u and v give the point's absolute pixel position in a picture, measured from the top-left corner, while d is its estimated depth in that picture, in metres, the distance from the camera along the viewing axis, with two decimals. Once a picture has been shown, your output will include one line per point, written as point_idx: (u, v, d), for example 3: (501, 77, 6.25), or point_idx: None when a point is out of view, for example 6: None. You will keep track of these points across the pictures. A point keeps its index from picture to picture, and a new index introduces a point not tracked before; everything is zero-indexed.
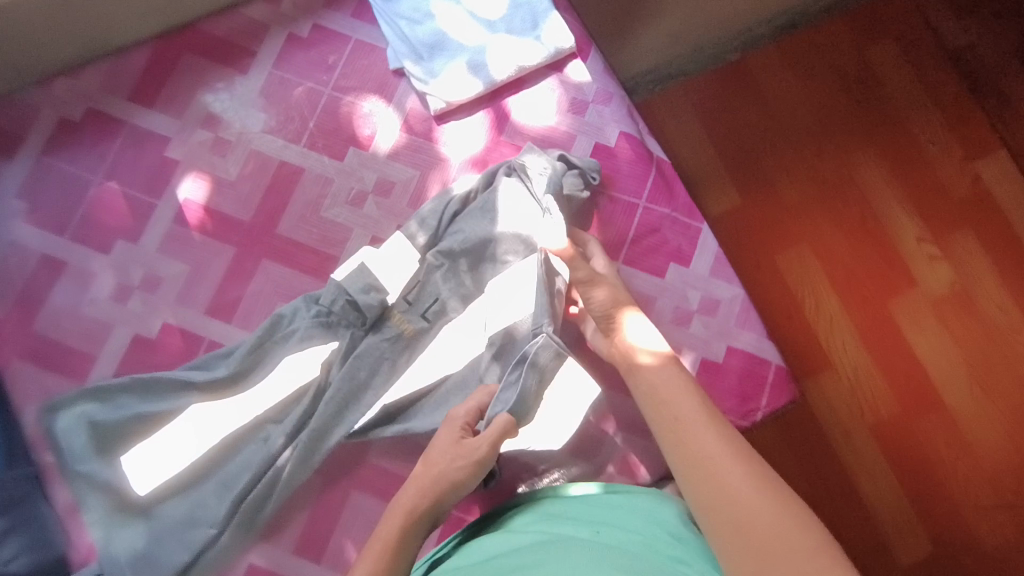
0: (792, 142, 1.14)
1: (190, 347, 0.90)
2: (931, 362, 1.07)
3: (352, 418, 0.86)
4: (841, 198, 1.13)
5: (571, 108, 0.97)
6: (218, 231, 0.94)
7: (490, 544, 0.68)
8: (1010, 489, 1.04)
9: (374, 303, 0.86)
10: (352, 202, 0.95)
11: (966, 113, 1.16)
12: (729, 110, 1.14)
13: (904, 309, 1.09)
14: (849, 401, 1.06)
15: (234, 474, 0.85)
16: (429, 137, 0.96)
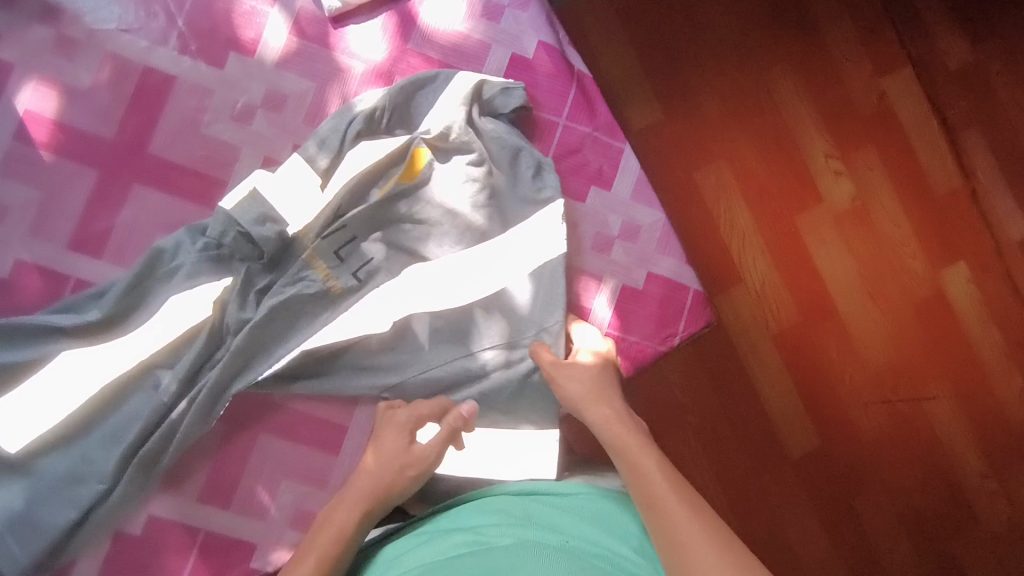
0: (712, 51, 1.10)
1: (54, 287, 0.79)
2: (831, 274, 1.11)
3: (258, 368, 0.79)
4: (757, 112, 1.11)
5: (484, 13, 0.87)
6: (73, 150, 0.80)
7: (435, 548, 0.64)
8: (890, 389, 1.12)
9: (270, 236, 0.77)
10: (237, 118, 0.83)
11: (879, 26, 1.14)
12: (649, 15, 1.09)
13: (810, 223, 1.12)
14: (755, 312, 1.09)
15: (121, 427, 0.78)
16: (324, 41, 0.84)
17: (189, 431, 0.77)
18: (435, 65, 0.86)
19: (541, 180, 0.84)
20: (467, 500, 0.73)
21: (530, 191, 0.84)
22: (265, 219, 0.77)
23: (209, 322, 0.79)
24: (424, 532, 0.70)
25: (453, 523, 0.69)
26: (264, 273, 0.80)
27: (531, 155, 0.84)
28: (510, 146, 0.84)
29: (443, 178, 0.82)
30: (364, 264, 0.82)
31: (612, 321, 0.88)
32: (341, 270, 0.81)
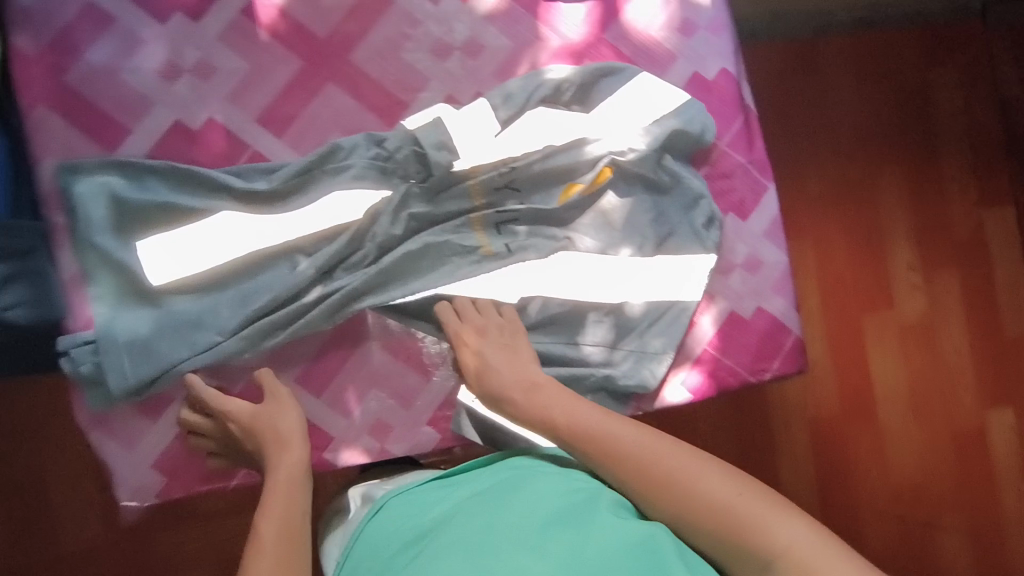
0: (839, 141, 1.34)
1: (232, 151, 0.85)
2: (881, 381, 1.31)
3: (395, 296, 0.85)
4: (858, 208, 1.33)
5: (680, 27, 0.93)
6: (287, 37, 0.87)
7: (476, 493, 0.70)
8: (906, 497, 1.29)
9: (442, 163, 0.83)
10: (435, 53, 0.89)
11: (989, 160, 1.38)
12: (794, 91, 1.32)
13: (876, 331, 1.32)
14: (805, 396, 1.28)
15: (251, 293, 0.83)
16: (533, 9, 0.90)
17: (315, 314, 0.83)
18: (624, 60, 0.91)
19: (710, 231, 0.91)
20: (512, 454, 0.77)
21: (694, 233, 0.90)
22: (440, 147, 0.83)
23: (358, 224, 0.84)
24: (465, 476, 0.74)
25: (495, 471, 0.73)
26: (418, 197, 0.86)
27: (711, 208, 0.90)
28: (692, 191, 0.90)
29: (622, 207, 0.89)
30: (510, 216, 0.87)
31: (712, 339, 0.92)
32: (488, 214, 0.86)
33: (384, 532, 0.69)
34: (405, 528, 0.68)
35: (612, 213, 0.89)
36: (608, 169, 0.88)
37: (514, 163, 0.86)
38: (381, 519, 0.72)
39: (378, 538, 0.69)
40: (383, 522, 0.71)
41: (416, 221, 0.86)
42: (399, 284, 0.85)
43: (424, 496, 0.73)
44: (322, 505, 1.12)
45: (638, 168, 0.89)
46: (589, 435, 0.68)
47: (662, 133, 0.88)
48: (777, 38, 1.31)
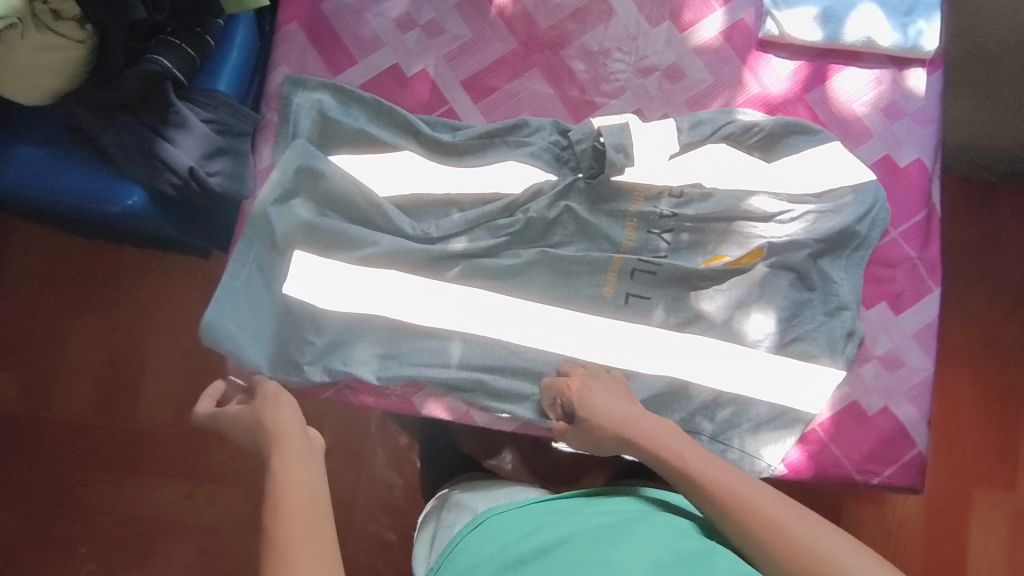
0: (997, 292, 1.25)
1: (431, 103, 0.93)
2: (976, 553, 1.18)
3: (523, 277, 0.89)
4: (1005, 366, 1.23)
5: (885, 109, 0.92)
6: (513, 20, 0.94)
7: (580, 523, 0.65)
8: None
9: (615, 163, 0.86)
10: (638, 69, 0.93)
11: None
12: (956, 224, 1.27)
13: (987, 500, 1.20)
14: (882, 535, 1.18)
15: (394, 279, 0.88)
16: (743, 55, 0.93)
17: (444, 312, 0.88)
18: (818, 123, 0.91)
19: (843, 347, 0.86)
20: (630, 498, 0.70)
21: (829, 340, 0.86)
22: (617, 146, 0.86)
23: (513, 197, 0.89)
24: (573, 508, 0.69)
25: (609, 509, 0.68)
26: (579, 192, 0.89)
27: (852, 325, 0.86)
28: (835, 302, 0.87)
29: (763, 291, 0.87)
30: (647, 269, 0.87)
31: (823, 421, 0.87)
32: (629, 259, 0.87)
33: (479, 553, 0.65)
34: (507, 547, 0.64)
35: (759, 280, 0.87)
36: (758, 251, 0.87)
37: (678, 211, 0.88)
38: (479, 533, 0.69)
39: (473, 554, 0.66)
40: (482, 540, 0.68)
41: (566, 217, 0.89)
42: (534, 269, 0.89)
43: (526, 518, 0.69)
44: (375, 475, 1.13)
45: (790, 258, 0.87)
46: (708, 486, 0.63)
47: (824, 231, 0.86)
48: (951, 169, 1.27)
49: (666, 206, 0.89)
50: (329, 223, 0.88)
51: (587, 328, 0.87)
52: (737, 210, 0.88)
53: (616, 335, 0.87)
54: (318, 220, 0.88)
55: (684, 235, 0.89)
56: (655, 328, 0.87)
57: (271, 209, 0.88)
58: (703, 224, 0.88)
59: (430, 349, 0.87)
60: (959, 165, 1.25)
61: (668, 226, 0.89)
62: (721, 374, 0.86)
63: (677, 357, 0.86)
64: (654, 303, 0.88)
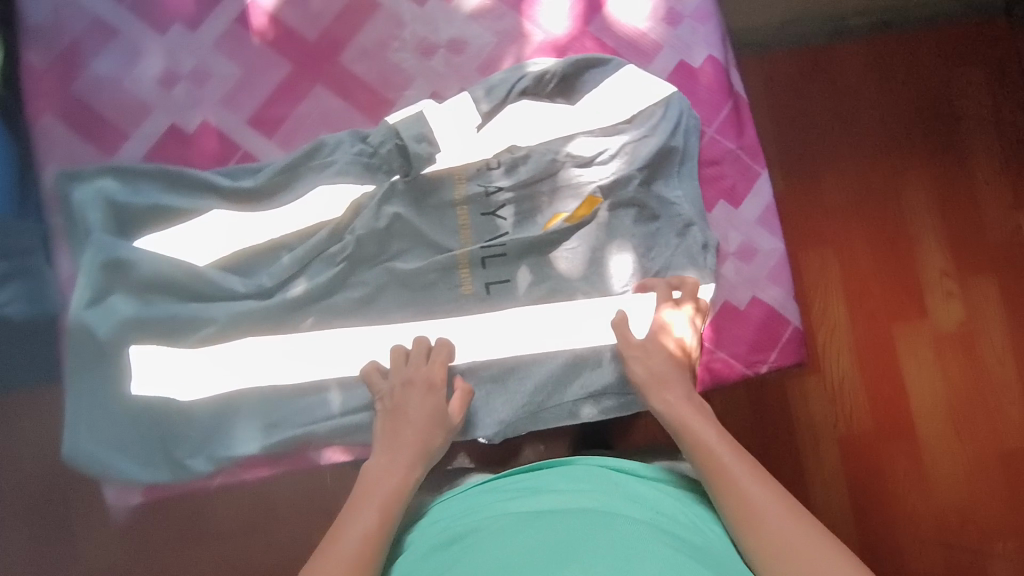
0: (852, 144, 1.23)
1: (224, 153, 0.88)
2: (917, 394, 1.16)
3: (377, 297, 0.86)
4: (881, 210, 1.21)
5: (666, 18, 0.93)
6: (278, 42, 0.89)
7: (525, 503, 0.66)
8: (954, 531, 1.12)
9: (422, 155, 0.84)
10: (420, 52, 0.91)
11: None
12: (794, 91, 1.24)
13: (907, 336, 1.17)
14: (828, 409, 1.15)
15: (247, 344, 0.84)
16: (516, 6, 0.92)
17: (314, 359, 0.85)
18: (608, 51, 0.92)
19: (703, 258, 0.87)
20: (631, 467, 0.73)
21: (684, 258, 0.87)
22: (423, 138, 0.84)
23: (336, 220, 0.85)
24: (563, 482, 0.69)
25: (599, 484, 0.68)
26: (401, 195, 0.86)
27: (704, 235, 0.87)
28: (682, 218, 0.87)
29: (609, 233, 0.86)
30: (495, 252, 0.85)
31: (706, 333, 0.88)
32: (473, 250, 0.85)
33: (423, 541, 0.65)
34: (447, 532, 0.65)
35: (606, 222, 0.86)
36: (594, 198, 0.87)
37: (502, 185, 0.87)
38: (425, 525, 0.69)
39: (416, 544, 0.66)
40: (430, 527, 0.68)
41: (397, 227, 0.86)
42: (383, 286, 0.86)
43: (468, 503, 0.69)
44: None
45: (622, 193, 0.86)
46: (709, 458, 0.68)
47: (646, 154, 0.86)
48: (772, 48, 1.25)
49: (489, 181, 0.87)
50: (157, 310, 0.82)
51: (457, 326, 0.85)
52: (556, 164, 0.87)
53: (486, 325, 0.85)
54: (143, 312, 0.82)
55: (517, 204, 0.87)
56: (524, 306, 0.86)
57: (85, 314, 0.81)
58: (531, 186, 0.87)
59: (309, 406, 0.85)
60: (787, 43, 1.24)
61: (499, 203, 0.87)
62: (595, 325, 0.85)
63: (549, 323, 0.85)
64: (515, 281, 0.86)
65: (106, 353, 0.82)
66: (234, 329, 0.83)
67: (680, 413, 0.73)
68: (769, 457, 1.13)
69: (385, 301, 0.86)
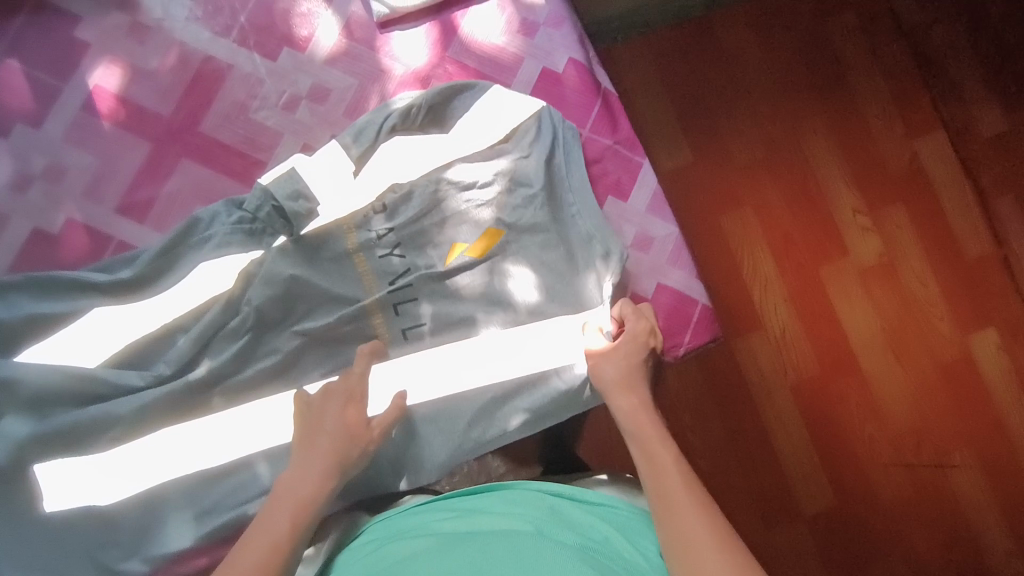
0: (747, 103, 1.21)
1: (98, 247, 0.84)
2: (853, 329, 1.18)
3: (289, 362, 0.83)
4: (787, 162, 1.21)
5: (521, 29, 0.93)
6: (132, 123, 0.87)
7: (468, 522, 0.64)
8: (911, 451, 1.16)
9: (301, 211, 0.82)
10: (283, 106, 0.89)
11: (912, 92, 1.24)
12: (682, 61, 1.21)
13: (834, 275, 1.19)
14: (773, 359, 1.17)
15: (159, 436, 0.80)
16: (371, 44, 0.91)
17: (232, 437, 0.81)
18: (470, 72, 0.92)
19: (609, 259, 0.85)
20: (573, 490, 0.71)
21: (593, 265, 0.85)
22: (299, 195, 0.82)
23: (227, 293, 0.82)
24: (503, 504, 0.67)
25: (537, 506, 0.66)
26: (292, 255, 0.83)
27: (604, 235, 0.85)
28: (581, 232, 0.86)
29: (509, 254, 0.86)
30: (404, 297, 0.85)
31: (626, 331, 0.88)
32: (382, 297, 0.84)
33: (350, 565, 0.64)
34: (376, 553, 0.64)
35: (504, 246, 0.86)
36: (495, 228, 0.86)
37: (394, 226, 0.86)
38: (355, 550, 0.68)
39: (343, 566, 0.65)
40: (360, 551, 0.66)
41: (295, 289, 0.83)
42: (293, 349, 0.83)
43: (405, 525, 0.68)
44: None
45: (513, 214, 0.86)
46: (663, 489, 0.64)
47: (532, 172, 0.86)
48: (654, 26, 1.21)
49: (379, 227, 0.86)
50: (56, 423, 0.78)
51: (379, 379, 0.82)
52: (440, 194, 0.87)
53: (410, 372, 0.83)
54: (40, 428, 0.77)
55: (412, 242, 0.86)
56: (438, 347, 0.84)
57: None
58: (423, 223, 0.86)
59: (237, 487, 0.81)
60: (668, 21, 1.22)
61: (395, 245, 0.86)
62: (515, 346, 0.84)
63: (469, 354, 0.84)
64: (426, 324, 0.85)
65: (9, 479, 0.77)
66: (143, 424, 0.80)
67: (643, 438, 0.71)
68: (722, 421, 1.14)
69: (299, 363, 0.83)
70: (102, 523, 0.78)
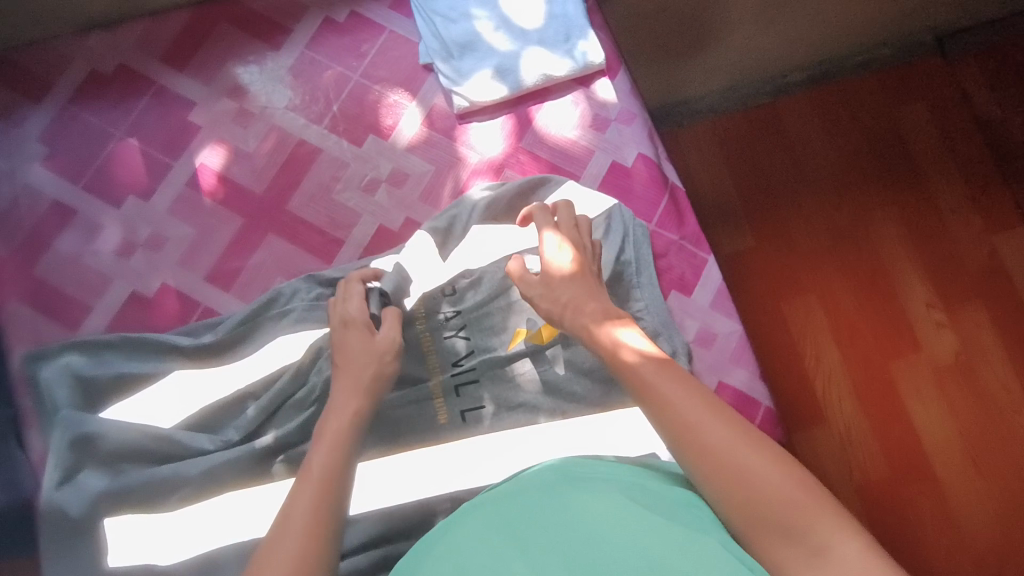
0: (813, 190, 1.20)
1: (185, 312, 0.90)
2: (924, 428, 1.11)
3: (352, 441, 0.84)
4: (854, 250, 1.18)
5: (593, 125, 0.97)
6: (228, 199, 0.94)
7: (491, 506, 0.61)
8: (991, 567, 1.05)
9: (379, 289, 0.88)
10: (364, 189, 0.95)
11: (989, 187, 1.20)
12: (747, 146, 1.22)
13: (904, 370, 1.14)
14: (837, 454, 1.10)
15: (225, 499, 0.82)
16: (450, 134, 0.97)
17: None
18: (542, 164, 0.96)
19: None
20: (571, 456, 0.67)
21: None
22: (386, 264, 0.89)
23: (296, 364, 0.85)
24: (511, 493, 0.62)
25: (552, 483, 0.62)
26: None
27: (672, 344, 0.87)
28: (648, 329, 0.87)
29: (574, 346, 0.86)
30: (467, 379, 0.86)
31: None
32: (445, 379, 0.86)
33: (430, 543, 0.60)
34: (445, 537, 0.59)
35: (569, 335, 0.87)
36: None
37: (462, 308, 0.89)
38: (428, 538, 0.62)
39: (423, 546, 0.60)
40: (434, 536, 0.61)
41: None
42: None
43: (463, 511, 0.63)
44: None
45: None
46: (704, 445, 0.57)
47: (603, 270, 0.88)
48: (718, 111, 1.23)
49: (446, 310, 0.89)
50: (129, 479, 0.81)
51: (440, 461, 0.83)
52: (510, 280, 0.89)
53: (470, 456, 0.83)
54: (113, 483, 0.80)
55: (478, 326, 0.89)
56: (496, 431, 0.84)
57: (58, 494, 0.80)
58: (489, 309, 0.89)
59: None
60: (733, 107, 1.23)
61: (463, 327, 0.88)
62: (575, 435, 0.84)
63: (529, 444, 0.83)
64: (486, 407, 0.85)
65: (81, 531, 0.79)
66: (207, 488, 0.81)
67: (664, 395, 0.60)
68: None
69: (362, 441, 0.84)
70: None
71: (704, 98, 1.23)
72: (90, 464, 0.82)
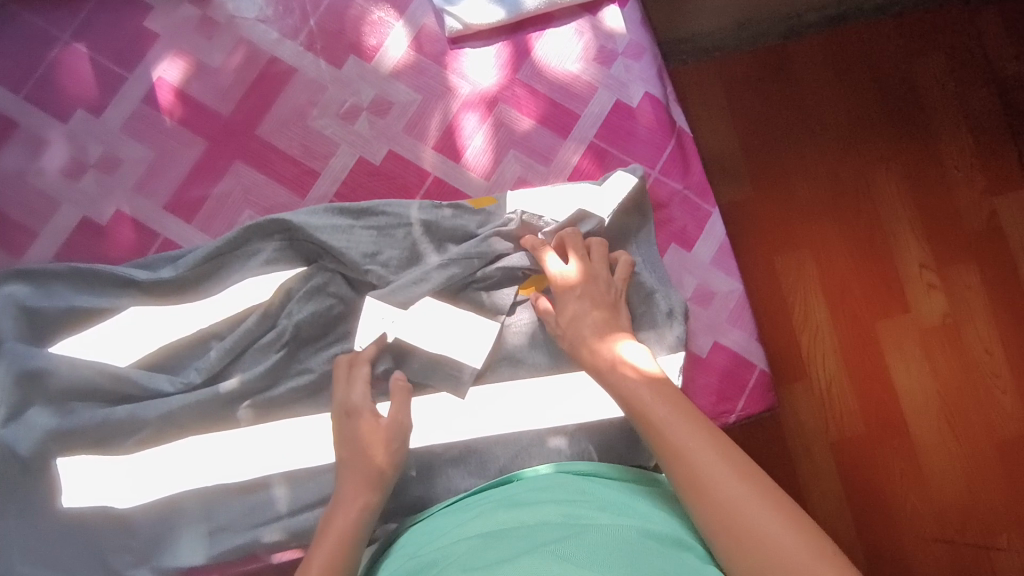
0: (816, 138, 1.12)
1: (143, 243, 0.83)
2: (906, 391, 1.07)
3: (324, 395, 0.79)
4: (853, 205, 1.11)
5: (598, 58, 0.89)
6: (190, 119, 0.85)
7: (490, 518, 0.61)
8: (955, 527, 1.04)
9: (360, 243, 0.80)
10: (343, 116, 0.86)
11: (998, 146, 1.13)
12: (752, 86, 1.13)
13: (892, 333, 1.09)
14: (817, 414, 1.06)
15: (187, 444, 0.76)
16: (439, 59, 0.88)
17: (255, 455, 0.77)
18: (540, 99, 0.88)
19: (668, 329, 0.81)
20: (552, 477, 0.67)
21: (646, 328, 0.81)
22: (364, 213, 0.81)
23: (265, 304, 0.78)
24: (506, 505, 0.63)
25: (539, 507, 0.61)
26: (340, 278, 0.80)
27: (668, 302, 0.81)
28: (645, 286, 0.81)
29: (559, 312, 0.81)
30: None
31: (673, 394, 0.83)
32: None
33: (418, 546, 0.62)
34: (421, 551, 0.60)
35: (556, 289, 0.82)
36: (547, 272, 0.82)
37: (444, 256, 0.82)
38: (408, 539, 0.66)
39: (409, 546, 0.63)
40: (422, 537, 0.64)
41: (337, 315, 0.80)
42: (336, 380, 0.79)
43: (448, 516, 0.66)
44: None
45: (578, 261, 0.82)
46: (695, 475, 0.58)
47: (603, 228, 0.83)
48: (727, 49, 1.13)
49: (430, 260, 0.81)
50: (81, 421, 0.75)
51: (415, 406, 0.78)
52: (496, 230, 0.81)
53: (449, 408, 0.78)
54: (63, 423, 0.75)
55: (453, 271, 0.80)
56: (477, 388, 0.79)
57: (3, 432, 0.74)
58: (472, 255, 0.79)
59: (252, 507, 0.76)
60: (743, 45, 1.14)
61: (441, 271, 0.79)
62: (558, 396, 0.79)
63: (512, 400, 0.79)
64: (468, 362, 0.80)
65: (31, 470, 0.75)
66: (167, 431, 0.76)
67: (652, 412, 0.63)
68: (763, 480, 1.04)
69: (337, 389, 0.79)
70: (117, 525, 0.75)
71: (714, 33, 1.13)
72: (36, 400, 0.76)
